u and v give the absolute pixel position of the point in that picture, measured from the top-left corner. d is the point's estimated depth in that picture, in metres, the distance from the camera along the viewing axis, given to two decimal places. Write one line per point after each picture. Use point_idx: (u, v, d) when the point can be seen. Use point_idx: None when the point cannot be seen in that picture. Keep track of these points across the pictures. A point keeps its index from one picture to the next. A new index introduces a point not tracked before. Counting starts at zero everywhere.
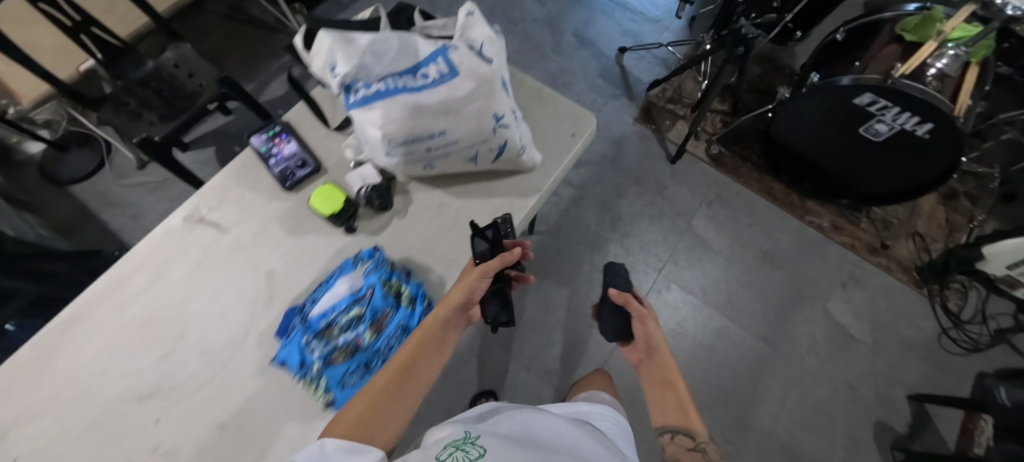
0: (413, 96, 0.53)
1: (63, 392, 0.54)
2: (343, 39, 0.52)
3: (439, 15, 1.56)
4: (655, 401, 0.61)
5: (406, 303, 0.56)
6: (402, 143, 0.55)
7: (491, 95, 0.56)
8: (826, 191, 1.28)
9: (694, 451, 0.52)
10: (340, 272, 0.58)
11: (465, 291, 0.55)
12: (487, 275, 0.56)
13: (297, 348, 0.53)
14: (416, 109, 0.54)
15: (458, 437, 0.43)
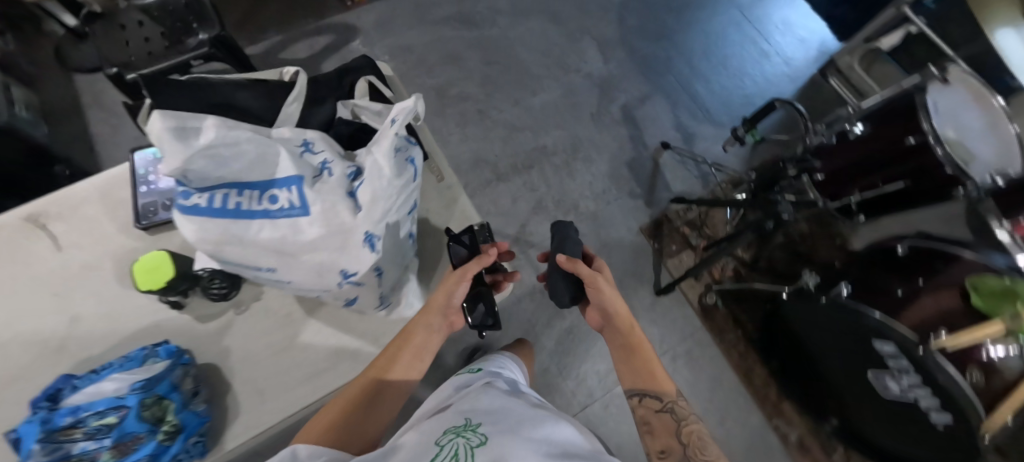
0: (239, 226, 0.43)
1: None
2: (176, 132, 0.41)
3: (494, 32, 1.42)
4: (623, 364, 0.67)
5: (164, 436, 0.47)
6: (222, 265, 0.46)
7: (342, 249, 0.45)
8: (807, 405, 1.07)
9: (661, 411, 0.63)
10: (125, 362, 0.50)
11: (444, 295, 0.54)
12: (465, 279, 0.53)
13: (27, 436, 0.45)
14: (238, 240, 0.43)
15: (457, 423, 0.46)
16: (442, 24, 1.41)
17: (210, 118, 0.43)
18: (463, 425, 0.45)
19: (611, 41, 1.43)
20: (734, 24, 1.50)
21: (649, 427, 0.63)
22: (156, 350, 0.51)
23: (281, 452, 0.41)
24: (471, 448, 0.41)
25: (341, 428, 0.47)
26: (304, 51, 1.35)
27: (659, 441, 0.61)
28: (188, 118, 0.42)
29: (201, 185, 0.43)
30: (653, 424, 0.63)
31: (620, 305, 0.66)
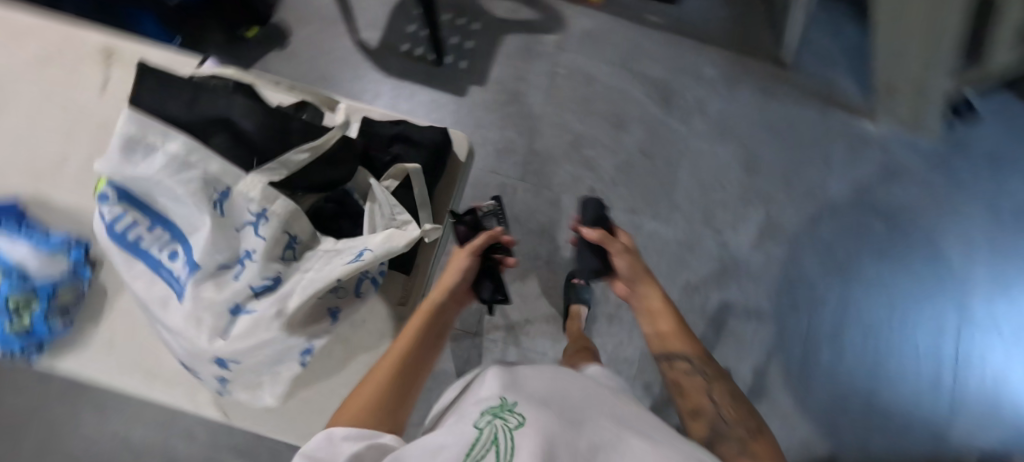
0: (125, 256, 0.39)
1: None
2: (131, 139, 0.37)
3: (676, 127, 1.20)
4: (653, 330, 0.70)
5: (11, 326, 0.49)
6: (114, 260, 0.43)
7: (190, 346, 0.40)
8: None
9: (692, 375, 0.60)
10: (41, 239, 0.52)
11: (457, 267, 0.62)
12: (470, 251, 0.63)
13: None
14: (119, 266, 0.39)
15: (491, 398, 0.37)
16: (639, 80, 1.23)
17: (175, 140, 0.38)
18: (508, 406, 0.35)
19: (780, 232, 1.15)
20: (935, 326, 1.11)
21: (679, 389, 0.61)
22: (71, 248, 0.53)
23: (317, 437, 0.37)
24: (512, 429, 0.32)
25: (395, 396, 0.44)
26: (501, 9, 1.26)
27: (688, 401, 0.59)
28: (155, 134, 0.37)
29: (125, 195, 0.39)
30: (684, 384, 0.60)
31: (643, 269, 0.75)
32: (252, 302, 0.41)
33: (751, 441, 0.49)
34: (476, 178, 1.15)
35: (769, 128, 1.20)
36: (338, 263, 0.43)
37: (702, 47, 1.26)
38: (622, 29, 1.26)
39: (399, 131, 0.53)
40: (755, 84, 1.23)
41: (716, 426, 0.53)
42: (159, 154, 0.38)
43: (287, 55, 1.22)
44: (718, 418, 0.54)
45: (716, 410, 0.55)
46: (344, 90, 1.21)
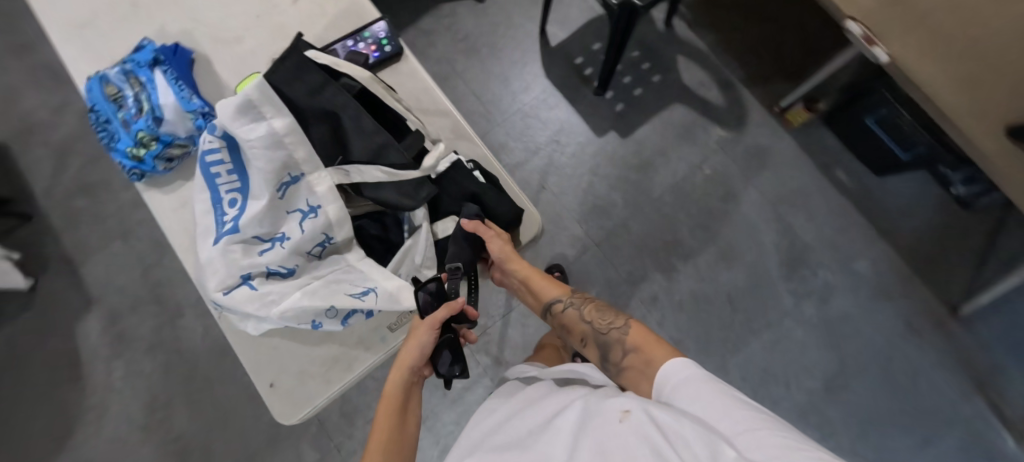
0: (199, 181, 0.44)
1: None
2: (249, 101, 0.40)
3: (783, 296, 1.05)
4: (529, 295, 0.71)
5: (132, 151, 0.59)
6: None
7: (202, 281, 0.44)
8: None
9: (576, 313, 0.64)
10: (187, 98, 0.60)
11: (415, 343, 0.49)
12: (432, 326, 0.49)
13: (139, 61, 0.61)
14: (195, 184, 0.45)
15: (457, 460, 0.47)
16: (777, 226, 1.09)
17: (282, 120, 0.41)
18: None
19: None
20: None
21: (568, 330, 0.65)
22: (198, 118, 0.60)
23: None
24: None
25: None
26: (691, 79, 1.17)
27: (577, 334, 0.62)
28: (270, 108, 0.40)
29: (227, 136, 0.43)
30: (569, 320, 0.64)
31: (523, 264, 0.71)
32: (261, 280, 0.44)
33: (627, 335, 0.54)
34: (560, 216, 1.12)
35: (883, 362, 1.01)
36: (344, 288, 0.45)
37: (870, 236, 1.07)
38: (798, 167, 1.11)
39: (474, 187, 0.53)
40: (902, 310, 1.03)
41: (600, 340, 0.57)
42: (263, 124, 0.41)
43: (480, 10, 1.25)
44: (598, 331, 0.58)
45: (593, 327, 0.60)
46: (504, 68, 1.22)
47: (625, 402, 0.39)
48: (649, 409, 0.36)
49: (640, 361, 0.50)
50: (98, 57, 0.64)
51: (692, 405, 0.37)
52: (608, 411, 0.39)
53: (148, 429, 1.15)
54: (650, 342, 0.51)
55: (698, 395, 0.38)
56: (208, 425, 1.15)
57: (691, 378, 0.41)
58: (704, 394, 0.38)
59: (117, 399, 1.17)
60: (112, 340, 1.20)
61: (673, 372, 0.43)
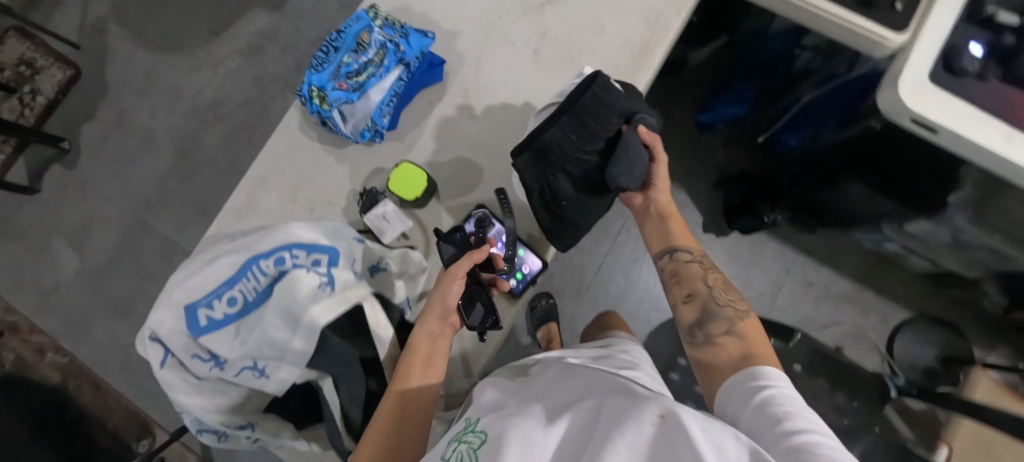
0: (235, 259, 0.43)
1: (611, 8, 0.63)
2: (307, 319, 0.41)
3: None
4: (652, 227, 0.63)
5: (312, 88, 0.59)
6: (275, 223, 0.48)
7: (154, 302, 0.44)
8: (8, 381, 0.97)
9: (694, 265, 0.59)
10: (382, 111, 0.59)
11: (439, 300, 0.48)
12: (457, 278, 0.48)
13: (401, 48, 0.59)
14: (236, 247, 0.44)
15: (467, 421, 0.39)
16: None
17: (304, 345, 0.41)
18: (473, 427, 0.36)
19: None
20: None
21: (676, 278, 0.60)
22: (368, 131, 0.59)
23: None
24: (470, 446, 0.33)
25: (405, 430, 0.43)
26: None
27: (685, 287, 0.58)
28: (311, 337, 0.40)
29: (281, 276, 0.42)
30: (684, 273, 0.59)
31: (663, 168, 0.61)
32: (172, 361, 0.43)
33: (739, 322, 0.53)
34: None
35: None
36: (217, 421, 0.43)
37: None
38: None
39: (627, 106, 0.53)
40: None
41: (709, 309, 0.55)
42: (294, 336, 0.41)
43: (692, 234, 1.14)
44: (714, 300, 0.56)
45: (709, 293, 0.57)
46: (640, 286, 1.13)
47: (652, 403, 0.32)
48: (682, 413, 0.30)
49: (737, 350, 0.50)
50: (403, 4, 0.65)
51: (765, 422, 0.39)
52: (637, 403, 0.32)
53: (193, 112, 1.26)
54: (760, 343, 0.51)
55: (770, 414, 0.40)
56: (213, 160, 1.24)
57: (773, 397, 0.41)
58: (771, 411, 0.40)
59: (208, 74, 1.28)
60: (253, 42, 1.29)
61: (757, 383, 0.44)
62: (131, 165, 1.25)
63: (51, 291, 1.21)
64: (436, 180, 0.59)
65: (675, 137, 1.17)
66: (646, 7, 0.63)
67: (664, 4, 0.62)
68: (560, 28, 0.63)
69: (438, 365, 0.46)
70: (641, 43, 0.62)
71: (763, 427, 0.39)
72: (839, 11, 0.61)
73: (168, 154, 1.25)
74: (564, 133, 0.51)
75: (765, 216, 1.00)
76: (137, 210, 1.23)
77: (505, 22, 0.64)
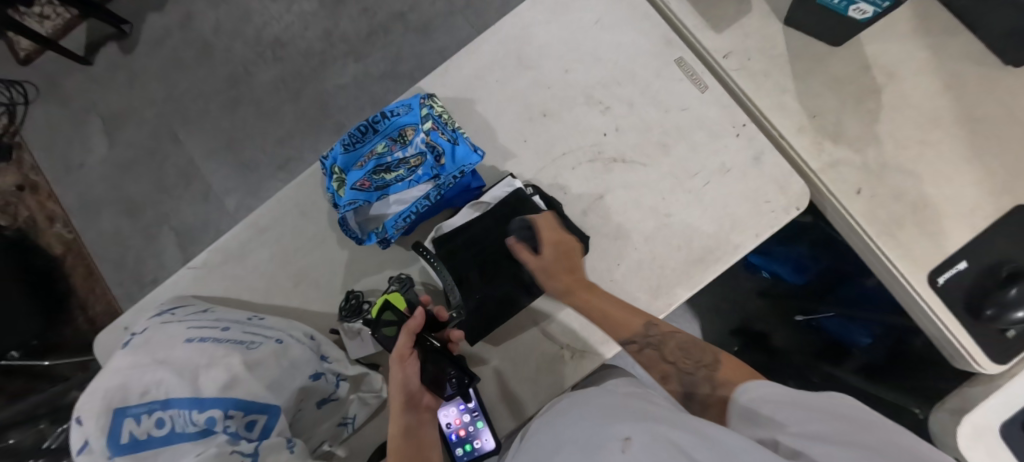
0: (179, 385, 0.40)
1: (686, 197, 0.54)
2: None
3: None
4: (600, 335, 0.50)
5: (335, 169, 0.54)
6: (242, 340, 0.45)
7: (101, 373, 0.43)
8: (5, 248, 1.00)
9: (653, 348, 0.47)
10: (396, 222, 0.53)
11: (397, 386, 0.46)
12: (405, 355, 0.47)
13: (442, 162, 0.53)
14: (189, 368, 0.41)
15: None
16: None
17: None
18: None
19: None
20: None
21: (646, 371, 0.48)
22: (374, 238, 0.53)
23: None
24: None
25: None
26: None
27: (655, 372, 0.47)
28: None
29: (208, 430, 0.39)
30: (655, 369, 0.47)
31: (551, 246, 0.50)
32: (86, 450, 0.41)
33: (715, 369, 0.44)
34: None
35: None
36: None
37: None
38: None
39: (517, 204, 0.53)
40: None
41: (685, 381, 0.44)
42: None
43: None
44: (686, 374, 0.45)
45: (675, 367, 0.46)
46: None
47: (623, 427, 0.33)
48: (655, 438, 0.31)
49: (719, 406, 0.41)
50: (468, 99, 0.58)
51: (774, 421, 0.35)
52: (601, 433, 0.33)
53: (256, 42, 1.21)
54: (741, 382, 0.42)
55: (779, 408, 0.35)
56: (257, 98, 1.20)
57: (768, 394, 0.37)
58: (777, 410, 0.35)
59: (283, 7, 1.21)
60: None
61: (746, 391, 0.39)
62: (180, 72, 1.23)
63: (75, 167, 1.23)
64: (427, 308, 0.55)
65: None
66: (725, 213, 0.54)
67: (747, 218, 0.53)
68: (620, 196, 0.55)
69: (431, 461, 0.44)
70: (701, 253, 0.53)
71: (771, 422, 0.34)
72: (938, 308, 0.51)
73: (218, 75, 1.22)
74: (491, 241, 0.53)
75: None
76: (173, 119, 1.22)
77: (566, 162, 0.56)
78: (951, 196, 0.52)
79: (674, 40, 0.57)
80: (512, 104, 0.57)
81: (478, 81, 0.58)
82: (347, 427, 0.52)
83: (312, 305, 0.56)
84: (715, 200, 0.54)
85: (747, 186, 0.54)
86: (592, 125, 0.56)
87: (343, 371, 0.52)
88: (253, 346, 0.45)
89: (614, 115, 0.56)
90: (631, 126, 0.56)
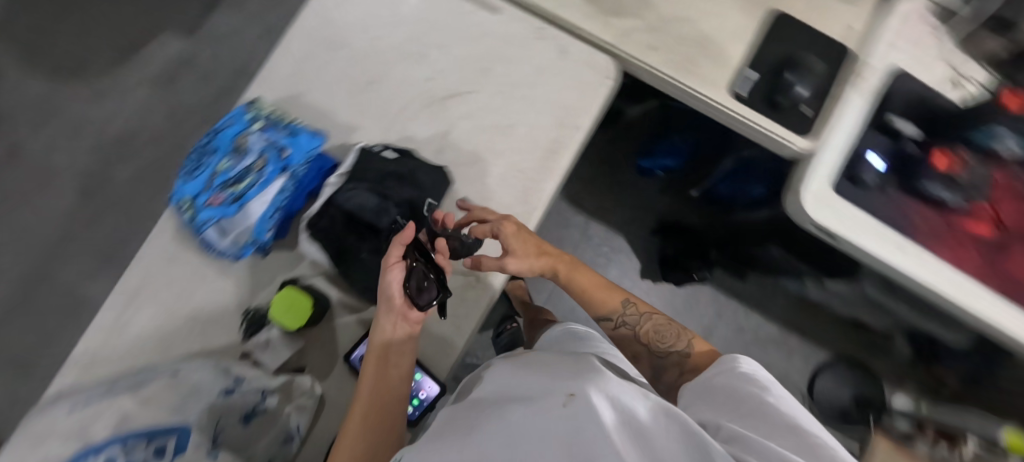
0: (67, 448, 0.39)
1: (520, 104, 0.60)
2: None
3: None
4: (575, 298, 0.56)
5: (184, 200, 0.53)
6: (128, 386, 0.46)
7: None
8: None
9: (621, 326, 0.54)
10: (263, 224, 0.53)
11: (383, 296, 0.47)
12: (394, 260, 0.47)
13: (285, 150, 0.54)
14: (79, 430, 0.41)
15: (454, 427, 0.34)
16: None
17: None
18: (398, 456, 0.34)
19: None
20: None
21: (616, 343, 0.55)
22: (249, 247, 0.53)
23: None
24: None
25: (380, 419, 0.42)
26: None
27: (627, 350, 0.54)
28: None
29: None
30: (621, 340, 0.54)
31: (533, 259, 0.52)
32: None
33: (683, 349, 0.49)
34: None
35: None
36: None
37: None
38: None
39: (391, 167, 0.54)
40: None
41: (656, 363, 0.50)
42: None
43: (630, 280, 1.12)
44: (654, 354, 0.51)
45: (646, 349, 0.52)
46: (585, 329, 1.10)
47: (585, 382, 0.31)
48: (609, 399, 0.29)
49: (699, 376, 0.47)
50: (294, 93, 0.59)
51: (736, 406, 0.35)
52: (558, 384, 0.31)
53: (99, 147, 1.15)
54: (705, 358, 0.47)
55: (746, 398, 0.35)
56: (122, 202, 1.13)
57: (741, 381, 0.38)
58: (742, 393, 0.36)
59: (115, 106, 1.16)
60: (165, 71, 1.18)
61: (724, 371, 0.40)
62: (26, 208, 1.13)
63: None
64: (327, 296, 0.55)
65: (615, 181, 1.14)
66: (555, 105, 0.60)
67: (574, 102, 0.60)
68: (464, 127, 0.59)
69: (400, 363, 0.46)
70: (548, 147, 0.59)
71: (731, 407, 0.35)
72: (750, 114, 0.59)
73: (70, 195, 1.14)
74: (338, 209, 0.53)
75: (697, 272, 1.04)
76: (36, 258, 1.12)
77: (405, 115, 0.59)
78: (721, 24, 0.62)
79: None
80: (336, 83, 0.60)
81: (296, 74, 0.60)
82: (291, 440, 0.50)
83: (215, 340, 0.54)
84: (543, 97, 0.60)
85: (564, 75, 0.60)
86: (415, 75, 0.60)
87: (264, 385, 0.49)
88: (140, 385, 0.46)
89: (431, 60, 0.60)
90: (446, 64, 0.60)
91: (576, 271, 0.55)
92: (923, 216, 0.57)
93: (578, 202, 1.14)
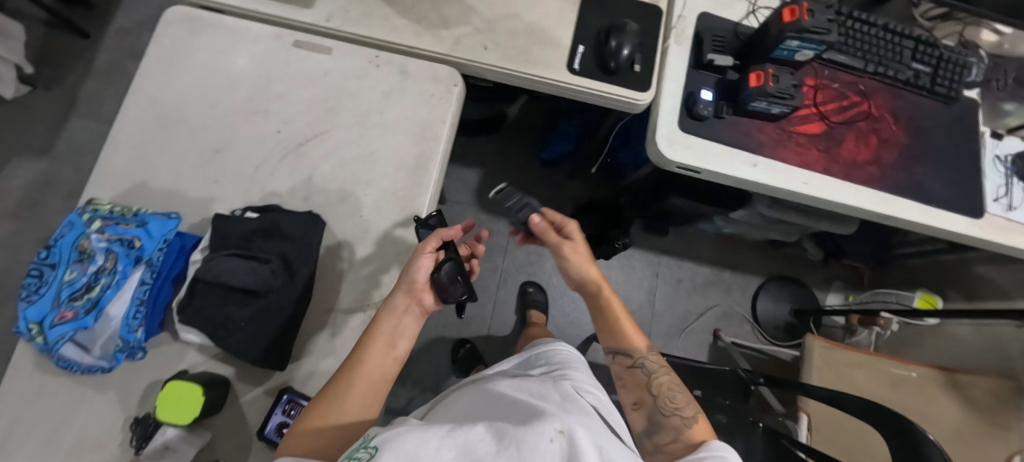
0: None
1: (375, 131, 0.60)
2: None
3: None
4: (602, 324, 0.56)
5: (31, 325, 0.49)
6: None
7: None
8: None
9: (631, 367, 0.53)
10: (130, 324, 0.50)
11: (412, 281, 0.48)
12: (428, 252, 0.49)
13: (134, 242, 0.51)
14: None
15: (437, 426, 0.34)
16: None
17: None
18: (368, 441, 0.31)
19: None
20: None
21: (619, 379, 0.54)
22: (121, 352, 0.50)
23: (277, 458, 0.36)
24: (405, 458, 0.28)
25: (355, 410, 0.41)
26: None
27: (630, 393, 0.53)
28: None
29: None
30: (625, 381, 0.53)
31: (588, 266, 0.56)
32: None
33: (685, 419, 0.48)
34: None
35: None
36: None
37: None
38: None
39: (252, 226, 0.53)
40: None
41: (653, 417, 0.50)
42: None
43: None
44: (658, 408, 0.50)
45: (653, 399, 0.51)
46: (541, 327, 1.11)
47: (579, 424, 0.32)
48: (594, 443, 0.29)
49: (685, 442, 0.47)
50: (139, 182, 0.57)
51: None
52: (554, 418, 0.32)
53: None
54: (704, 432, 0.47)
55: None
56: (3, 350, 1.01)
57: None
58: None
59: None
60: (23, 198, 1.08)
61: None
62: None
63: None
64: (224, 377, 0.52)
65: (523, 179, 1.17)
66: (410, 123, 0.61)
67: (427, 116, 0.61)
68: (326, 167, 0.59)
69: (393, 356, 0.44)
70: (414, 164, 0.60)
71: None
72: (590, 84, 0.63)
73: None
74: (208, 284, 0.51)
75: (617, 240, 1.02)
76: None
77: (263, 172, 0.58)
78: (544, 12, 0.66)
79: (281, 32, 0.63)
80: (181, 160, 0.58)
81: (137, 163, 0.57)
82: None
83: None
84: (396, 120, 0.61)
85: (411, 94, 0.62)
86: (263, 132, 0.59)
87: None
88: None
89: (276, 113, 0.60)
90: (292, 112, 0.60)
91: (617, 300, 0.56)
92: (763, 130, 0.63)
93: (494, 210, 1.15)
